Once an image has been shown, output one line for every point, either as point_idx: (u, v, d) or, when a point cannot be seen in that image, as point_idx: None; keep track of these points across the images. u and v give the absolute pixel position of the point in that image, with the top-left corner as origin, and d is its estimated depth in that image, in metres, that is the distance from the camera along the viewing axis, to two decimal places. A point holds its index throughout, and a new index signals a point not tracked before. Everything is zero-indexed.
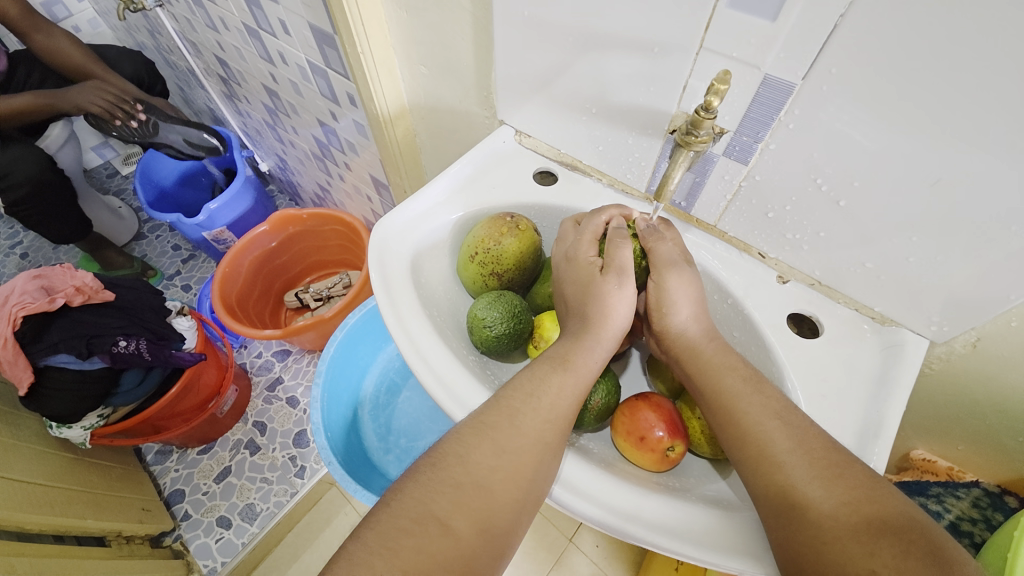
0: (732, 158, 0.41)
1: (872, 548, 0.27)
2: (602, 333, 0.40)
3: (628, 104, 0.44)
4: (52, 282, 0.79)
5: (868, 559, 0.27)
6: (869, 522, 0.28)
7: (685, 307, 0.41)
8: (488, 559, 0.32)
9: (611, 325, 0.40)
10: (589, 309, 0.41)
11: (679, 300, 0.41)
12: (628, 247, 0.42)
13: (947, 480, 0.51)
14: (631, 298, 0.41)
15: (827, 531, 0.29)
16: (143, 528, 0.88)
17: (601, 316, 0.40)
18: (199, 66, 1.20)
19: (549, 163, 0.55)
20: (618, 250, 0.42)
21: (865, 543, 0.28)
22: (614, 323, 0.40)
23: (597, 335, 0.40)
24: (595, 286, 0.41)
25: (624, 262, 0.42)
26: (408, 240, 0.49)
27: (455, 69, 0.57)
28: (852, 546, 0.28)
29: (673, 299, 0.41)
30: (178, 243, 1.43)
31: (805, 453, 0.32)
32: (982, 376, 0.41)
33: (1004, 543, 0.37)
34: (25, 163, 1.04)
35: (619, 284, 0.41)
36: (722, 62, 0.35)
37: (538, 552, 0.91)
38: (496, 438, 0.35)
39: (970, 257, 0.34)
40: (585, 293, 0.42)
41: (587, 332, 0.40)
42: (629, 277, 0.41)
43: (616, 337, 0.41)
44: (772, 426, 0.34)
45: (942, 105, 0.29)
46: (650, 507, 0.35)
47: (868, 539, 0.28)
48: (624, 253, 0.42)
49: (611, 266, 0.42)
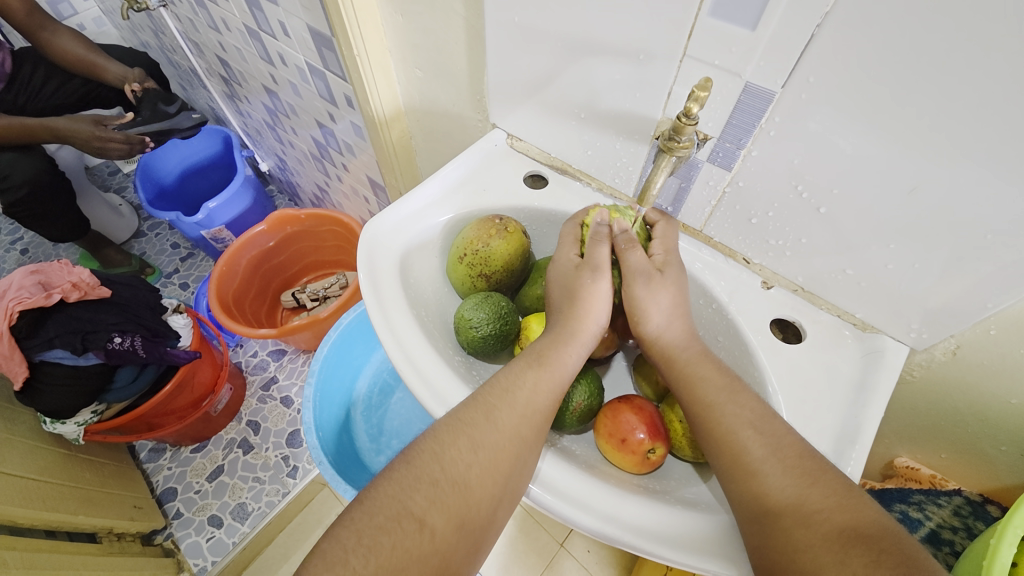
0: (715, 164, 0.41)
1: (843, 556, 0.28)
2: (577, 331, 0.41)
3: (616, 110, 0.44)
4: (50, 278, 0.80)
5: (840, 568, 0.27)
6: (841, 531, 0.29)
7: (656, 313, 0.42)
8: (464, 554, 0.33)
9: (588, 323, 0.41)
10: (569, 307, 0.41)
11: (650, 308, 0.42)
12: (607, 246, 0.44)
13: (930, 488, 0.51)
14: (607, 294, 0.42)
15: (799, 539, 0.29)
16: (135, 525, 0.88)
17: (577, 315, 0.41)
18: (200, 66, 1.22)
19: (540, 167, 0.56)
20: (596, 248, 0.43)
21: (836, 551, 0.28)
22: (593, 322, 0.41)
23: (574, 335, 0.41)
24: (574, 283, 0.42)
25: (601, 259, 0.43)
26: (398, 239, 0.50)
27: (449, 73, 0.57)
28: (824, 555, 0.28)
29: (644, 307, 0.42)
30: (177, 241, 1.43)
31: (779, 460, 0.33)
32: (963, 384, 0.41)
33: (982, 552, 0.37)
34: (24, 164, 1.05)
35: (595, 279, 0.42)
36: (704, 70, 0.36)
37: (527, 555, 0.91)
38: (472, 435, 0.35)
39: (947, 266, 0.35)
40: (567, 291, 0.42)
41: (563, 327, 0.41)
42: (605, 273, 0.42)
43: (594, 335, 0.41)
44: (745, 434, 0.34)
45: (918, 116, 0.30)
46: (628, 508, 0.35)
47: (839, 548, 0.28)
48: (602, 251, 0.43)
49: (587, 261, 0.43)
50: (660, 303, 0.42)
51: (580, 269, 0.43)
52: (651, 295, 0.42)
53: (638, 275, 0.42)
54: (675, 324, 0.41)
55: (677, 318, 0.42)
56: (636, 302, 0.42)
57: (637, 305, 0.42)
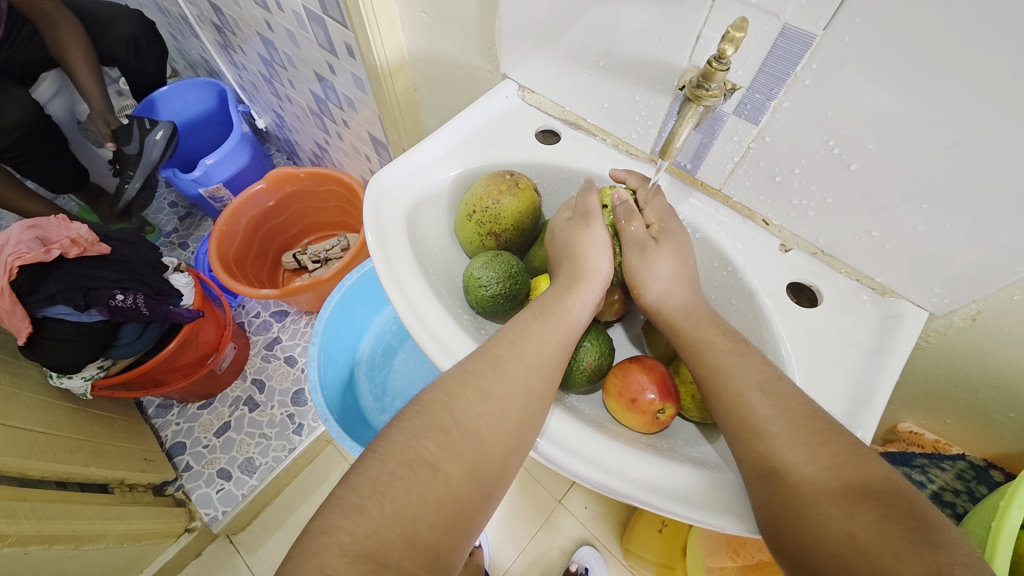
0: (742, 118, 0.39)
1: (850, 511, 0.28)
2: (579, 281, 0.42)
3: (638, 57, 0.42)
4: (48, 232, 0.78)
5: (846, 522, 0.28)
6: (849, 487, 0.29)
7: (653, 281, 0.42)
8: (477, 500, 0.33)
9: (590, 266, 0.42)
10: (566, 259, 0.43)
11: (647, 276, 0.42)
12: (597, 195, 0.46)
13: (933, 452, 0.52)
14: (604, 240, 0.44)
15: (807, 495, 0.29)
16: (146, 477, 0.90)
17: (575, 260, 0.43)
18: (191, 12, 1.15)
19: (552, 121, 0.53)
20: (587, 198, 0.45)
21: (844, 507, 0.28)
22: (596, 266, 0.42)
23: (577, 281, 0.42)
24: (570, 234, 0.44)
25: (592, 207, 0.45)
26: (405, 194, 0.48)
27: (457, 18, 0.54)
28: (831, 509, 0.28)
29: (638, 276, 0.43)
30: (175, 199, 1.40)
31: (788, 420, 0.32)
32: (978, 350, 0.41)
33: (988, 513, 0.38)
34: (14, 104, 1.01)
35: (587, 225, 0.44)
36: (740, 9, 0.33)
37: (528, 511, 0.94)
38: (480, 385, 0.35)
39: (980, 228, 0.33)
40: (564, 245, 0.44)
41: (565, 276, 0.42)
42: (596, 217, 0.44)
43: (600, 280, 0.43)
44: (753, 397, 0.34)
45: (968, 62, 0.28)
46: (637, 464, 0.35)
47: (847, 503, 0.28)
48: (592, 200, 0.45)
49: (578, 211, 0.45)
50: (658, 272, 0.42)
51: (571, 219, 0.45)
52: (647, 263, 0.43)
53: (634, 244, 0.44)
54: (675, 291, 0.42)
55: (677, 285, 0.42)
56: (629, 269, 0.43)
57: (633, 274, 0.43)
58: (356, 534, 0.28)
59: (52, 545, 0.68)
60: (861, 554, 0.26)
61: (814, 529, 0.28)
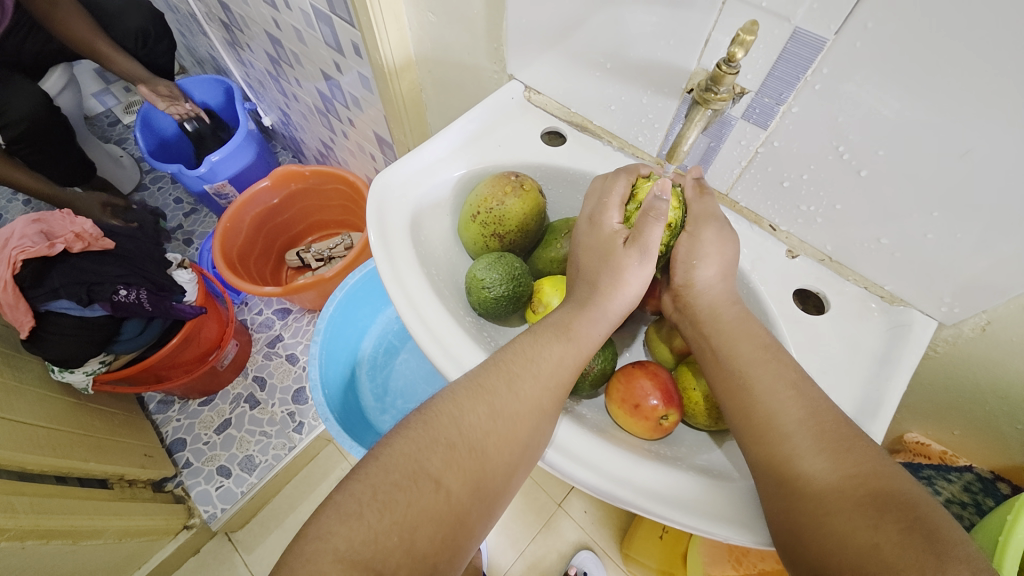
0: (750, 122, 0.39)
1: (876, 521, 0.27)
2: (606, 309, 0.39)
3: (645, 60, 0.41)
4: (52, 227, 0.78)
5: (871, 532, 0.27)
6: (875, 496, 0.28)
7: (713, 264, 0.40)
8: (478, 515, 0.33)
9: (620, 303, 0.39)
10: (606, 283, 0.39)
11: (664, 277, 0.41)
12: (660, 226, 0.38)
13: (939, 464, 0.51)
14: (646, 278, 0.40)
15: (829, 503, 0.29)
16: (146, 473, 0.90)
17: (609, 295, 0.39)
18: (199, 10, 1.16)
19: (558, 123, 0.53)
20: (649, 228, 0.38)
21: (869, 517, 0.27)
22: (626, 303, 0.40)
23: (604, 313, 0.39)
24: (616, 259, 0.39)
25: (651, 241, 0.38)
26: (410, 194, 0.48)
27: (465, 19, 0.54)
28: (856, 519, 0.28)
29: (704, 251, 0.40)
30: (180, 196, 1.40)
31: (815, 425, 0.32)
32: (987, 361, 0.40)
33: (996, 526, 0.38)
34: (22, 98, 1.02)
35: (640, 262, 0.39)
36: (749, 12, 0.33)
37: (527, 515, 0.93)
38: (491, 402, 0.35)
39: (992, 237, 0.33)
40: (603, 265, 0.40)
41: (594, 304, 0.39)
42: (650, 260, 0.39)
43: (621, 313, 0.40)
44: (786, 396, 0.33)
45: (981, 70, 0.27)
46: (644, 474, 0.35)
47: (872, 513, 0.28)
48: (654, 233, 0.38)
49: (636, 242, 0.39)
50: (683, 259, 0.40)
51: (624, 245, 0.39)
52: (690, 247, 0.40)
53: (707, 220, 0.40)
54: (726, 279, 0.40)
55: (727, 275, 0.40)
56: (695, 244, 0.40)
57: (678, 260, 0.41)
58: (353, 541, 0.28)
59: (50, 540, 0.68)
60: (884, 565, 0.26)
61: (838, 539, 0.28)
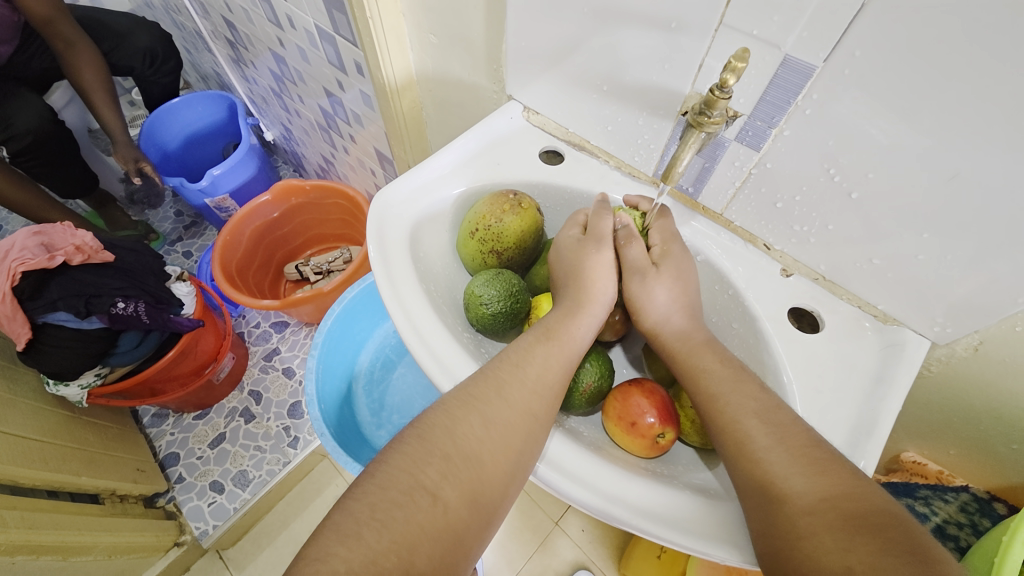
0: (743, 144, 0.40)
1: (849, 544, 0.27)
2: (583, 304, 0.41)
3: (641, 83, 0.42)
4: (53, 239, 0.78)
5: (844, 555, 0.27)
6: (847, 519, 0.28)
7: (652, 301, 0.42)
8: (476, 529, 0.32)
9: (595, 292, 0.42)
10: (572, 280, 0.43)
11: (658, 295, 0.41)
12: (610, 220, 0.45)
13: (936, 484, 0.51)
14: (611, 264, 0.43)
15: (804, 525, 0.29)
16: (137, 487, 0.89)
17: (583, 284, 0.42)
18: (206, 28, 1.18)
19: (556, 143, 0.54)
20: (599, 220, 0.45)
21: (842, 540, 0.27)
22: (600, 292, 0.42)
23: (582, 308, 0.41)
24: (577, 253, 0.44)
25: (604, 232, 0.44)
26: (410, 210, 0.48)
27: (464, 41, 0.55)
28: (829, 542, 0.27)
29: (642, 289, 0.42)
30: (180, 209, 1.41)
31: (785, 447, 0.32)
32: (981, 380, 0.41)
33: (992, 547, 0.37)
34: (27, 112, 1.03)
35: (598, 249, 0.43)
36: (741, 40, 0.34)
37: (523, 533, 0.92)
38: (482, 411, 0.35)
39: (982, 257, 0.33)
40: (568, 265, 0.43)
41: (571, 302, 0.41)
42: (607, 242, 0.43)
43: (605, 305, 0.42)
44: (774, 416, 0.34)
45: (966, 97, 0.28)
46: (638, 491, 0.35)
47: (844, 535, 0.27)
48: (605, 223, 0.44)
49: (592, 234, 0.44)
50: (665, 294, 0.41)
51: (582, 239, 0.44)
52: (660, 281, 0.41)
53: (635, 268, 0.43)
54: (671, 316, 0.41)
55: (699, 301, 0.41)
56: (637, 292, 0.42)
57: (657, 283, 0.42)
58: (351, 563, 0.28)
59: (41, 556, 0.67)
60: None
61: (812, 562, 0.27)
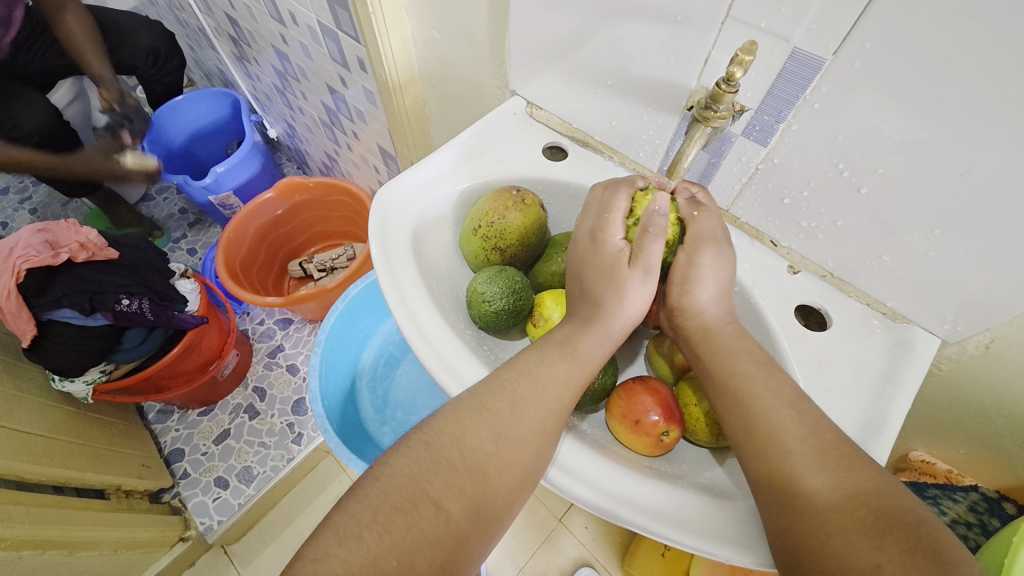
0: (750, 139, 0.39)
1: (879, 542, 0.27)
2: (609, 325, 0.39)
3: (646, 77, 0.42)
4: (57, 237, 0.79)
5: (875, 554, 0.26)
6: (877, 516, 0.28)
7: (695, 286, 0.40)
8: (476, 541, 0.32)
9: (620, 319, 0.39)
10: (606, 298, 0.39)
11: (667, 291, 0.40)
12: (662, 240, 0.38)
13: (945, 483, 0.51)
14: (647, 295, 0.39)
15: (832, 523, 0.28)
16: (143, 483, 0.89)
17: (615, 310, 0.39)
18: (210, 25, 1.18)
19: (560, 138, 0.53)
20: (650, 244, 0.38)
21: (872, 538, 0.27)
22: (626, 320, 0.39)
23: (608, 329, 0.39)
24: (618, 278, 0.39)
25: (653, 258, 0.38)
26: (413, 207, 0.48)
27: (467, 37, 0.55)
28: (860, 540, 0.27)
29: (701, 275, 0.39)
30: (185, 206, 1.42)
31: (817, 443, 0.31)
32: (991, 379, 0.40)
33: (1002, 547, 0.37)
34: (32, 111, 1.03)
35: (643, 280, 0.39)
36: (748, 33, 0.34)
37: (527, 530, 0.92)
38: (494, 425, 0.34)
39: (995, 253, 0.32)
40: (604, 282, 0.39)
41: (599, 321, 0.39)
42: (653, 277, 0.39)
43: (625, 330, 0.40)
44: (776, 415, 0.33)
45: (980, 89, 0.28)
46: (646, 492, 0.35)
47: (875, 534, 0.27)
48: (653, 247, 0.38)
49: (640, 261, 0.38)
50: (672, 290, 0.41)
51: (629, 264, 0.39)
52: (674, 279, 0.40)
53: (705, 245, 0.39)
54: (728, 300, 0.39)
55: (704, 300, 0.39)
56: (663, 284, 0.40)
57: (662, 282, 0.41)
58: (350, 564, 0.28)
59: (46, 551, 0.68)
60: None
61: (842, 560, 0.27)
